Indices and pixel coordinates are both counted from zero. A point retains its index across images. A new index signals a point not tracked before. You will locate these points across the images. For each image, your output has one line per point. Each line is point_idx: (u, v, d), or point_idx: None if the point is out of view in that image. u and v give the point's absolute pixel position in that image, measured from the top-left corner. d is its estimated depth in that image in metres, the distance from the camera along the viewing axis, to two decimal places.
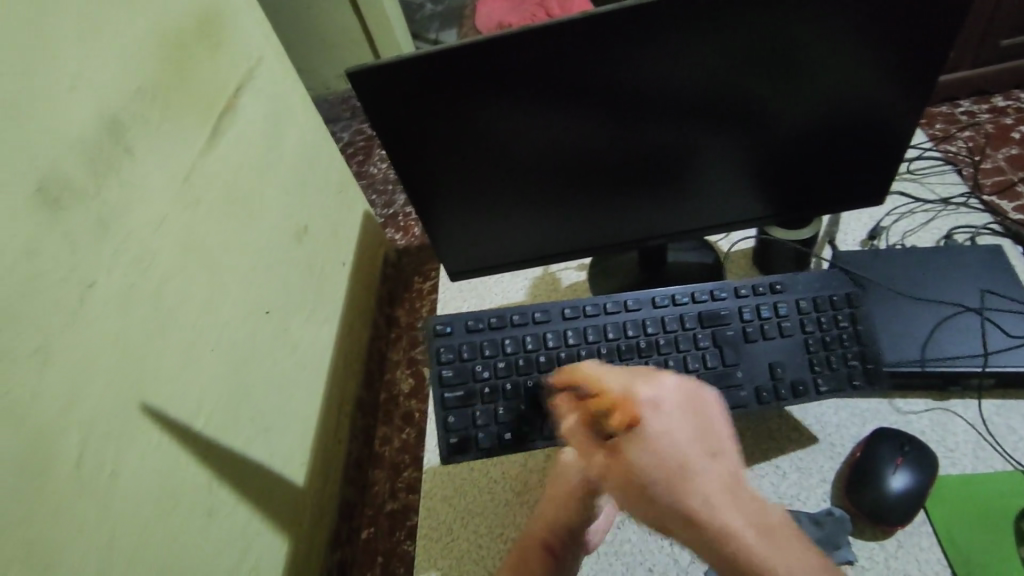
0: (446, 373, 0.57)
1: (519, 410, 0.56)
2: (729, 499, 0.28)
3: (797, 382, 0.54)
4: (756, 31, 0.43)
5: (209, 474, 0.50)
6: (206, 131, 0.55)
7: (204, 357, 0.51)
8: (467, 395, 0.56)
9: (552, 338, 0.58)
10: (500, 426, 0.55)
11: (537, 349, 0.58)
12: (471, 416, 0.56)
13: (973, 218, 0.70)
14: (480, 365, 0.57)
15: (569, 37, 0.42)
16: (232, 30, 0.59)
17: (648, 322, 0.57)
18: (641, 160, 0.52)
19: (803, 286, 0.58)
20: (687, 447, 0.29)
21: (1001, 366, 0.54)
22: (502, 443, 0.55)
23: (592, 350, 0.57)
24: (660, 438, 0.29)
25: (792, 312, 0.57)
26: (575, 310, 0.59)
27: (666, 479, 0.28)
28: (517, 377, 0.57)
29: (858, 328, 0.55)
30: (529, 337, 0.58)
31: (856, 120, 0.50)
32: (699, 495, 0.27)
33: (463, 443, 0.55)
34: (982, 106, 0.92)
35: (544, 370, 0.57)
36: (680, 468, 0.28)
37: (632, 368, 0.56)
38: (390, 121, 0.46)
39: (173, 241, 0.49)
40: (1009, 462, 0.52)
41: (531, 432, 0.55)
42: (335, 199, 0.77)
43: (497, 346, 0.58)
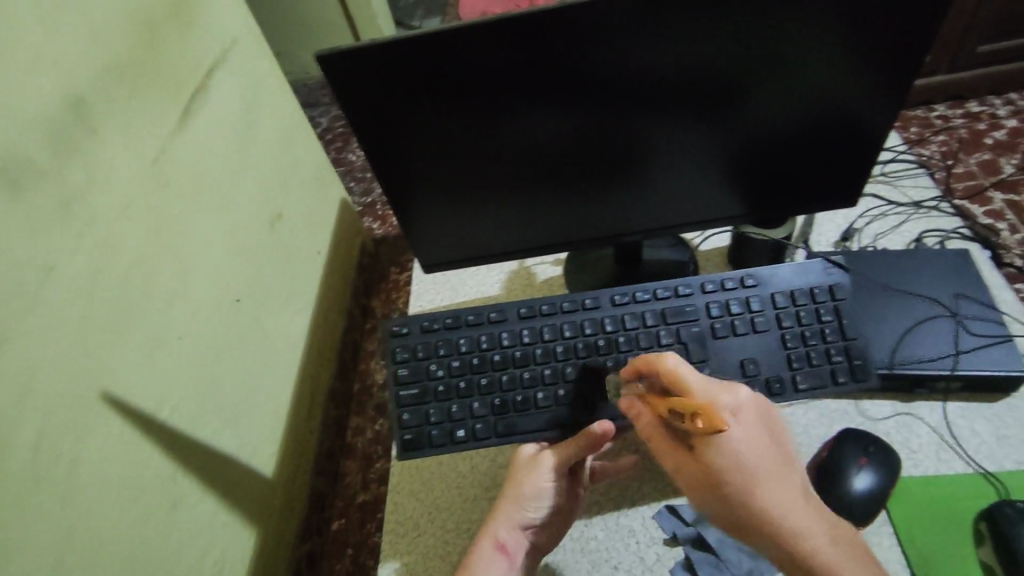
0: (402, 372, 0.57)
1: (473, 408, 0.55)
2: (800, 513, 0.37)
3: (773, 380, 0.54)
4: (742, 36, 0.43)
5: (175, 464, 0.49)
6: (177, 113, 0.53)
7: (172, 345, 0.50)
8: (421, 392, 0.56)
9: (508, 337, 0.57)
10: (454, 423, 0.55)
11: (492, 348, 0.57)
12: (425, 414, 0.56)
13: (944, 222, 0.71)
14: (435, 364, 0.57)
15: (551, 26, 0.41)
16: (205, 8, 0.57)
17: (606, 321, 0.57)
18: (614, 156, 0.52)
19: (773, 280, 0.58)
20: (763, 468, 0.38)
21: (971, 368, 0.55)
22: (455, 440, 0.55)
23: (549, 349, 0.57)
24: (743, 457, 0.38)
25: (767, 307, 0.57)
26: (531, 310, 0.58)
27: (745, 483, 0.38)
28: (471, 376, 0.56)
29: (841, 321, 0.56)
30: (483, 336, 0.57)
31: (832, 121, 0.50)
32: (779, 507, 0.37)
33: (417, 441, 0.55)
34: (957, 110, 0.93)
35: (499, 369, 0.56)
36: (752, 486, 0.38)
37: (594, 365, 0.56)
38: (364, 106, 0.45)
39: (140, 225, 0.48)
40: (969, 464, 0.53)
41: (485, 430, 0.55)
42: (311, 186, 0.75)
43: (452, 346, 0.57)
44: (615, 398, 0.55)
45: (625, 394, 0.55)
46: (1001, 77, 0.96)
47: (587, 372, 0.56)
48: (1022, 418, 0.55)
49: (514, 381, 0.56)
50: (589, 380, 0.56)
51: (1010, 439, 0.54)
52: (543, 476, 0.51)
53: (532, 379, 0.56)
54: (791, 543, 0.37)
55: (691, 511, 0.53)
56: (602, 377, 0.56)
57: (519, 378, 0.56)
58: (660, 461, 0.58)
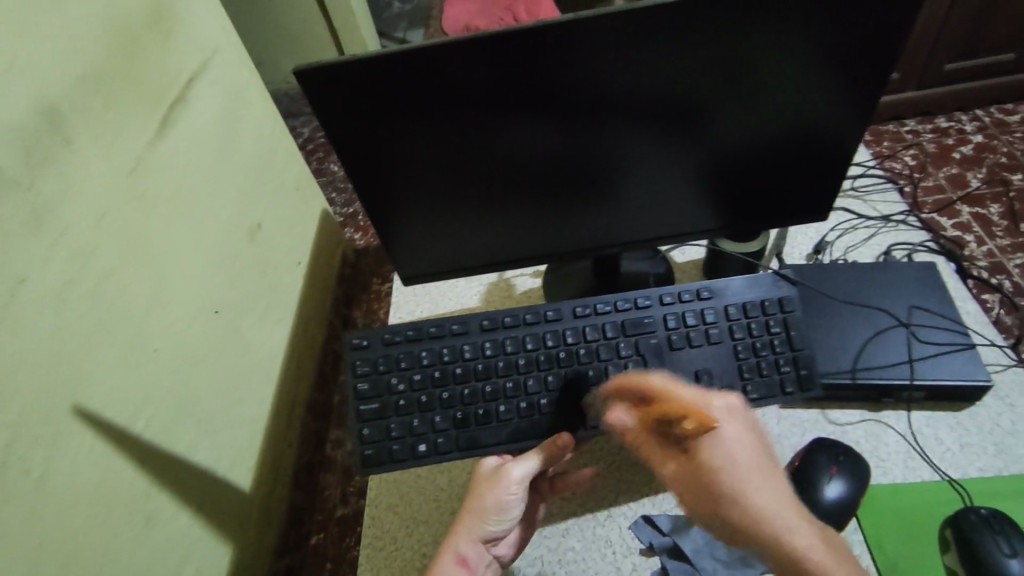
0: (362, 387, 0.57)
1: (435, 422, 0.55)
2: (786, 518, 0.36)
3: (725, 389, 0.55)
4: (715, 53, 0.44)
5: (149, 478, 0.48)
6: (155, 123, 0.53)
7: (148, 358, 0.49)
8: (383, 407, 0.56)
9: (469, 350, 0.58)
10: (415, 438, 0.55)
11: (454, 361, 0.57)
12: (386, 428, 0.56)
13: (912, 235, 0.73)
14: (395, 378, 0.57)
15: (529, 42, 0.42)
16: (184, 18, 0.57)
17: (567, 333, 0.58)
18: (586, 170, 0.52)
19: (728, 292, 0.59)
20: (749, 463, 0.37)
21: (928, 379, 0.56)
22: (416, 455, 0.55)
23: (510, 362, 0.57)
24: (726, 450, 0.38)
25: (719, 319, 0.57)
26: (493, 322, 0.59)
27: (734, 485, 0.36)
28: (432, 390, 0.56)
29: (790, 333, 0.56)
30: (445, 349, 0.58)
31: (799, 137, 0.52)
32: (767, 507, 0.36)
33: (377, 455, 0.55)
34: (926, 126, 0.98)
35: (459, 383, 0.57)
36: (740, 482, 0.37)
37: (552, 379, 0.56)
38: (343, 120, 0.45)
39: (116, 237, 0.47)
40: (936, 472, 0.54)
41: (446, 444, 0.55)
42: (292, 196, 0.75)
43: (413, 359, 0.58)
44: (577, 411, 0.55)
45: (587, 406, 0.55)
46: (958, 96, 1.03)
47: (549, 386, 0.56)
48: (983, 426, 0.56)
49: (476, 395, 0.56)
50: (552, 393, 0.56)
51: (973, 447, 0.55)
52: (506, 489, 0.49)
53: (493, 392, 0.56)
54: (785, 546, 0.35)
55: (668, 521, 0.54)
56: (564, 390, 0.56)
57: (480, 391, 0.56)
58: (637, 472, 0.58)
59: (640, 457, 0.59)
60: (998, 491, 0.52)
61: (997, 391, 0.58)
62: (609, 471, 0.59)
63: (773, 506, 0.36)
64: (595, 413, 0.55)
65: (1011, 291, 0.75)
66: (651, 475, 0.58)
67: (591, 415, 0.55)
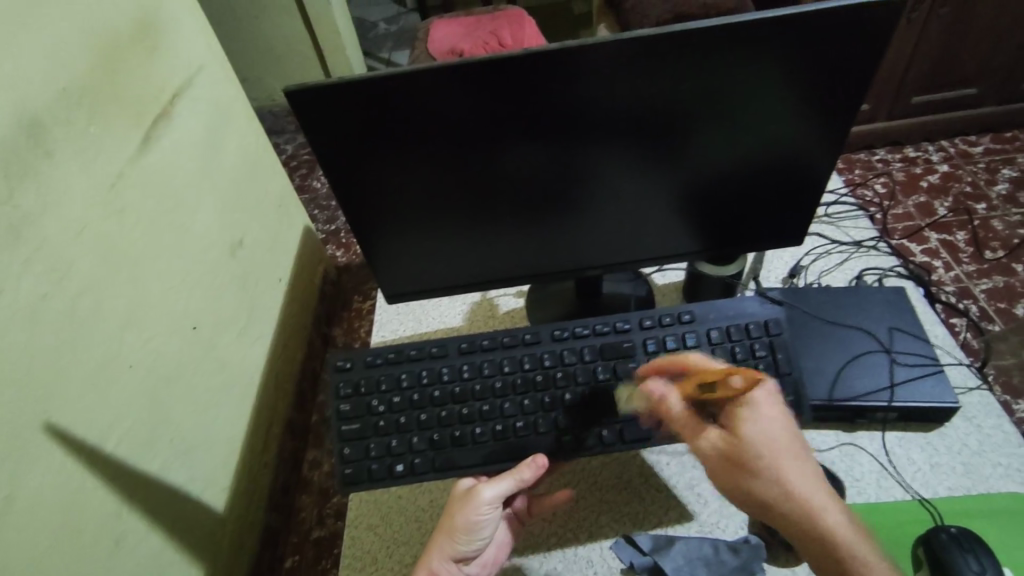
0: (344, 408, 0.57)
1: (412, 443, 0.55)
2: (818, 496, 0.38)
3: None
4: (693, 81, 0.46)
5: (121, 498, 0.47)
6: (138, 138, 0.53)
7: (122, 375, 0.48)
8: (362, 427, 0.56)
9: (447, 372, 0.58)
10: (393, 458, 0.55)
11: (432, 383, 0.57)
12: (365, 449, 0.55)
13: (882, 261, 0.75)
14: (376, 400, 0.57)
15: (513, 66, 0.43)
16: (169, 36, 0.58)
17: (544, 357, 0.58)
18: (569, 192, 0.53)
19: (709, 317, 0.60)
20: (787, 442, 0.41)
21: (906, 401, 0.58)
22: (394, 475, 0.54)
23: (487, 385, 0.57)
24: (768, 428, 0.41)
25: (702, 342, 0.58)
26: (471, 345, 0.59)
27: (772, 459, 0.40)
28: (411, 412, 0.56)
29: (776, 356, 0.57)
30: (423, 372, 0.58)
31: (770, 168, 0.53)
32: (798, 483, 0.39)
33: (357, 475, 0.54)
34: (896, 155, 1.08)
35: (437, 405, 0.56)
36: (780, 460, 0.40)
37: (529, 402, 0.56)
38: (330, 140, 0.46)
39: (95, 250, 0.47)
40: (907, 492, 0.55)
41: (423, 464, 0.54)
42: (275, 213, 0.75)
43: (392, 381, 0.58)
44: (552, 434, 0.55)
45: (562, 430, 0.55)
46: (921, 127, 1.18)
47: (525, 409, 0.56)
48: (952, 446, 0.57)
49: (452, 417, 0.56)
50: (527, 416, 0.56)
51: (943, 466, 0.56)
52: (477, 511, 0.49)
53: (469, 415, 0.56)
54: (812, 520, 0.38)
55: (648, 541, 0.53)
56: (540, 413, 0.56)
57: (456, 414, 0.56)
58: (618, 493, 0.58)
59: (621, 477, 0.59)
60: (968, 509, 0.53)
61: (965, 412, 0.60)
62: (591, 490, 0.59)
63: (803, 486, 0.39)
64: (570, 436, 0.55)
65: (977, 315, 0.81)
66: (630, 494, 0.58)
67: (569, 438, 0.55)
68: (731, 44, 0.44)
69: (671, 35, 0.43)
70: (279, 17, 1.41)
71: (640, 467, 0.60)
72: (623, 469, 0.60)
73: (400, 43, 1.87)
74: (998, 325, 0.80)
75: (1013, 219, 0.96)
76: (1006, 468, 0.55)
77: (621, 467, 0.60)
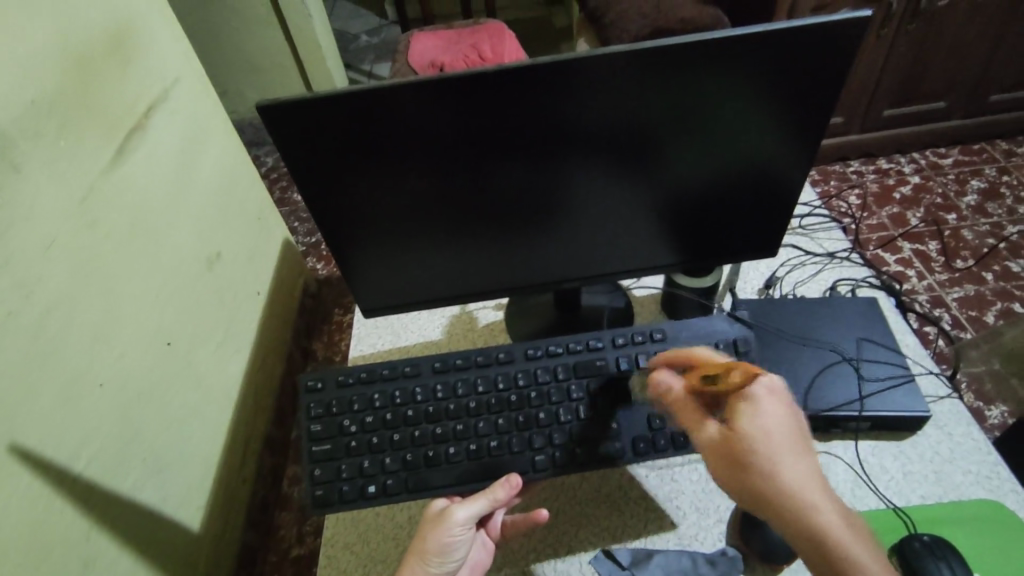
0: (315, 428, 0.56)
1: (385, 463, 0.55)
2: (815, 493, 0.36)
3: (677, 433, 0.55)
4: (668, 95, 0.46)
5: (90, 520, 0.46)
6: (110, 151, 0.52)
7: (92, 393, 0.47)
8: (333, 448, 0.55)
9: (420, 392, 0.57)
10: (365, 479, 0.54)
11: (405, 404, 0.57)
12: (337, 470, 0.55)
13: (855, 272, 0.77)
14: (348, 420, 0.56)
15: (489, 80, 0.43)
16: (143, 49, 0.57)
17: (518, 376, 0.58)
18: (546, 204, 0.53)
19: (681, 334, 0.60)
20: (787, 436, 0.38)
21: (875, 411, 0.58)
22: (366, 496, 0.54)
23: (461, 404, 0.57)
24: (768, 421, 0.39)
25: None
26: (445, 364, 0.59)
27: (767, 456, 0.37)
28: (383, 432, 0.56)
29: None
30: (397, 391, 0.57)
31: (738, 183, 0.54)
32: (794, 480, 0.36)
33: (327, 496, 0.54)
34: (869, 167, 1.18)
35: (411, 425, 0.56)
36: (776, 451, 0.37)
37: (503, 422, 0.56)
38: (306, 154, 0.46)
39: (64, 266, 0.46)
40: (882, 500, 0.56)
41: (396, 485, 0.54)
42: (253, 225, 0.74)
43: (365, 401, 0.57)
44: (526, 453, 0.55)
45: (536, 449, 0.55)
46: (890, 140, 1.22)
47: (499, 429, 0.56)
48: (924, 454, 0.58)
49: (426, 437, 0.55)
50: (501, 435, 0.56)
51: (916, 474, 0.57)
52: (449, 532, 0.49)
53: (443, 434, 0.55)
54: (806, 518, 0.35)
55: (627, 555, 0.53)
56: (514, 433, 0.56)
57: (430, 434, 0.56)
58: (598, 506, 0.58)
59: (601, 489, 0.59)
60: (940, 516, 0.54)
61: (936, 420, 0.61)
62: (570, 503, 0.59)
63: (801, 484, 0.36)
64: (544, 455, 0.55)
65: (950, 324, 0.86)
66: (610, 506, 0.58)
67: (542, 457, 0.54)
68: (704, 61, 0.45)
69: (645, 50, 0.43)
70: (259, 28, 1.40)
71: (620, 480, 0.60)
72: (603, 482, 0.60)
73: (381, 55, 1.87)
74: (968, 333, 0.86)
75: (981, 228, 1.03)
76: (976, 475, 0.56)
77: (602, 480, 0.60)
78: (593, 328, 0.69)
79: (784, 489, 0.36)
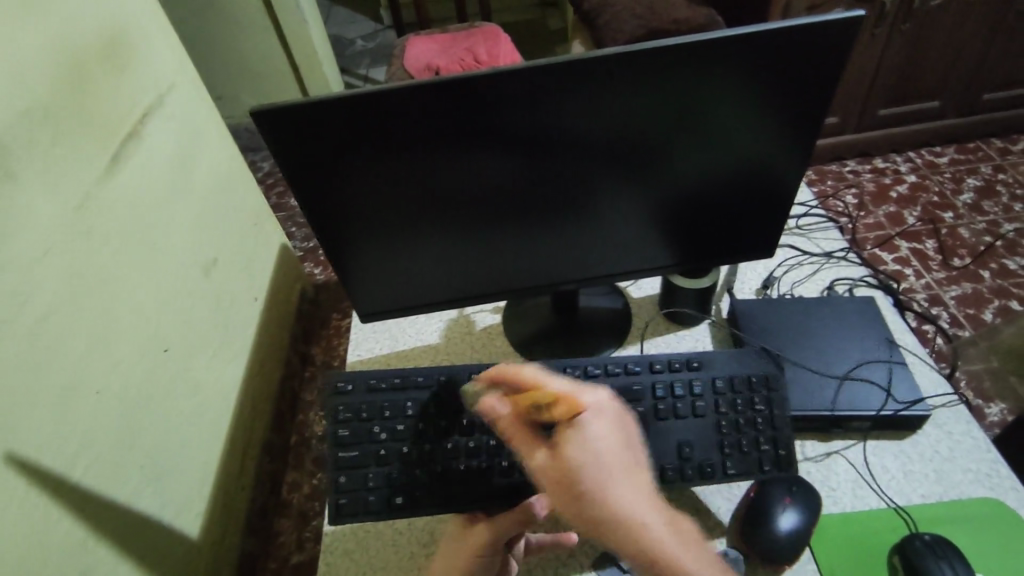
0: (343, 434, 0.56)
1: (414, 475, 0.54)
2: (646, 508, 0.33)
3: (705, 463, 0.54)
4: (663, 97, 0.47)
5: (86, 528, 0.45)
6: (106, 158, 0.52)
7: (90, 401, 0.47)
8: (362, 456, 0.55)
9: (455, 404, 0.57)
10: (393, 490, 0.54)
11: (438, 415, 0.57)
12: (364, 478, 0.54)
13: (852, 271, 0.77)
14: (378, 426, 0.56)
15: (483, 84, 0.43)
16: (139, 56, 0.57)
17: None
18: (543, 207, 0.53)
19: (717, 365, 0.59)
20: (614, 455, 0.35)
21: (895, 410, 0.58)
22: (391, 507, 0.53)
23: None
24: (592, 443, 0.36)
25: (705, 391, 0.57)
26: (481, 376, 0.59)
27: (597, 478, 0.34)
28: (414, 442, 0.56)
29: (773, 411, 0.56)
30: (430, 401, 0.57)
31: (761, 188, 0.55)
32: (622, 499, 0.33)
33: (353, 505, 0.53)
34: (864, 167, 1.19)
35: (442, 436, 0.56)
36: (606, 474, 0.34)
37: None
38: (300, 159, 0.46)
39: (60, 274, 0.45)
40: (883, 500, 0.55)
41: (424, 497, 0.53)
42: (249, 231, 0.74)
43: (397, 409, 0.57)
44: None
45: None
46: (885, 140, 1.22)
47: None
48: (924, 453, 0.58)
49: (458, 450, 0.55)
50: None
51: (916, 473, 0.57)
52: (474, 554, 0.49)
53: (476, 448, 0.55)
54: (636, 534, 0.32)
55: None
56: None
57: (463, 447, 0.55)
58: None
59: None
60: (941, 516, 0.54)
61: (935, 419, 0.60)
62: None
63: (632, 503, 0.33)
64: None
65: (948, 321, 0.87)
66: None
67: None
68: (694, 62, 0.45)
69: (639, 53, 0.43)
70: (253, 34, 1.40)
71: None
72: None
73: (375, 59, 1.88)
74: (967, 331, 0.86)
75: (978, 226, 1.03)
76: (975, 473, 0.56)
77: None
78: (591, 331, 0.69)
79: (619, 513, 0.33)
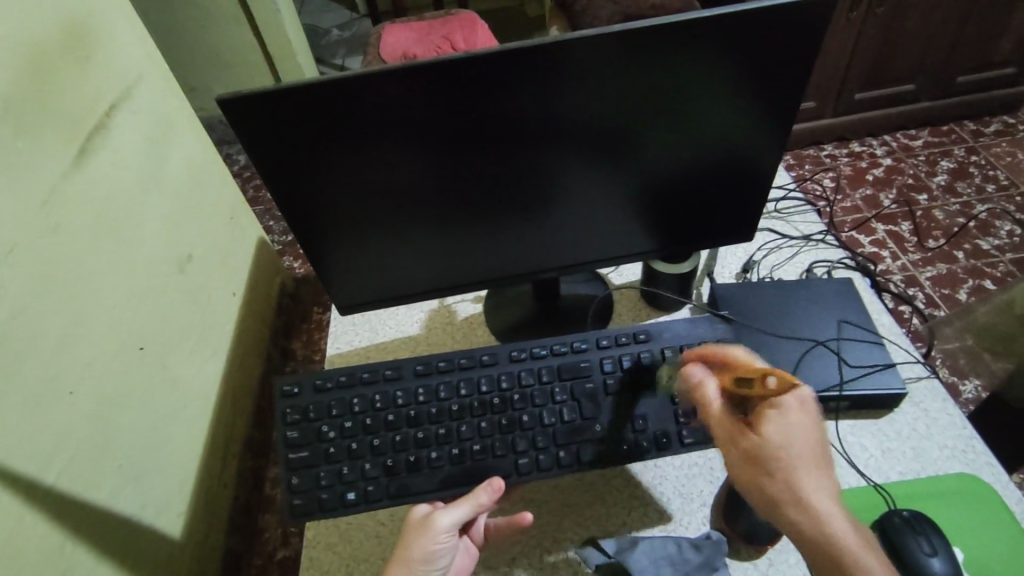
0: (291, 436, 0.55)
1: (365, 470, 0.54)
2: (834, 507, 0.34)
3: (659, 434, 0.55)
4: (640, 80, 0.46)
5: (61, 530, 0.44)
6: (73, 153, 0.50)
7: (63, 401, 0.46)
8: (311, 456, 0.54)
9: (401, 396, 0.57)
10: (345, 486, 0.53)
11: (385, 408, 0.56)
12: (315, 477, 0.54)
13: (830, 254, 0.77)
14: (327, 425, 0.55)
15: (457, 68, 0.42)
16: (104, 45, 0.55)
17: (502, 378, 0.58)
18: (519, 193, 0.53)
19: (663, 336, 0.60)
20: (807, 446, 0.36)
21: (854, 390, 0.59)
22: (344, 504, 0.53)
23: (443, 407, 0.56)
24: (789, 429, 0.37)
25: (653, 362, 0.58)
26: (428, 367, 0.58)
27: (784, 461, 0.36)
28: (363, 437, 0.55)
29: None
30: (377, 396, 0.57)
31: (706, 170, 0.55)
32: (809, 487, 0.35)
33: (307, 505, 0.53)
34: (843, 150, 1.22)
35: (391, 430, 0.55)
36: (795, 459, 0.36)
37: (485, 425, 0.55)
38: (272, 148, 0.44)
39: (28, 271, 0.44)
40: (862, 478, 0.56)
41: (377, 491, 0.53)
42: (224, 224, 0.73)
43: (344, 406, 0.56)
44: (509, 456, 0.54)
45: (520, 452, 0.55)
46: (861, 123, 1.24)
47: (482, 432, 0.55)
48: (901, 431, 0.59)
49: (407, 441, 0.55)
50: (484, 439, 0.55)
51: (894, 452, 0.58)
52: (433, 539, 0.47)
53: (424, 438, 0.55)
54: (818, 525, 0.34)
55: (613, 544, 0.53)
56: (497, 436, 0.55)
57: (412, 438, 0.55)
58: (582, 494, 0.58)
59: (583, 479, 0.59)
60: (919, 491, 0.55)
61: (912, 398, 0.61)
62: (553, 494, 0.58)
63: (818, 494, 0.35)
64: (527, 459, 0.54)
65: (924, 302, 0.90)
66: (593, 496, 0.58)
67: (524, 461, 0.54)
68: (672, 44, 0.44)
69: (615, 35, 0.43)
70: (223, 23, 1.37)
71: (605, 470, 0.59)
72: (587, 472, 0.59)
73: (352, 49, 1.85)
74: (942, 311, 0.89)
75: (952, 207, 1.05)
76: (952, 449, 0.57)
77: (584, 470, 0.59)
78: (572, 318, 0.69)
79: (803, 497, 0.35)
